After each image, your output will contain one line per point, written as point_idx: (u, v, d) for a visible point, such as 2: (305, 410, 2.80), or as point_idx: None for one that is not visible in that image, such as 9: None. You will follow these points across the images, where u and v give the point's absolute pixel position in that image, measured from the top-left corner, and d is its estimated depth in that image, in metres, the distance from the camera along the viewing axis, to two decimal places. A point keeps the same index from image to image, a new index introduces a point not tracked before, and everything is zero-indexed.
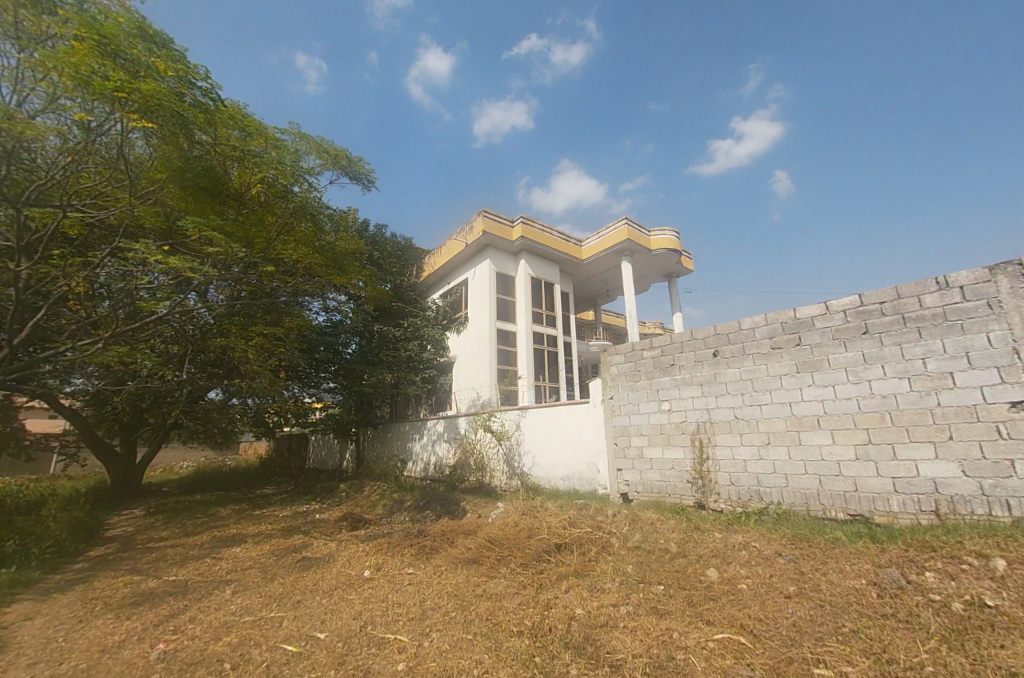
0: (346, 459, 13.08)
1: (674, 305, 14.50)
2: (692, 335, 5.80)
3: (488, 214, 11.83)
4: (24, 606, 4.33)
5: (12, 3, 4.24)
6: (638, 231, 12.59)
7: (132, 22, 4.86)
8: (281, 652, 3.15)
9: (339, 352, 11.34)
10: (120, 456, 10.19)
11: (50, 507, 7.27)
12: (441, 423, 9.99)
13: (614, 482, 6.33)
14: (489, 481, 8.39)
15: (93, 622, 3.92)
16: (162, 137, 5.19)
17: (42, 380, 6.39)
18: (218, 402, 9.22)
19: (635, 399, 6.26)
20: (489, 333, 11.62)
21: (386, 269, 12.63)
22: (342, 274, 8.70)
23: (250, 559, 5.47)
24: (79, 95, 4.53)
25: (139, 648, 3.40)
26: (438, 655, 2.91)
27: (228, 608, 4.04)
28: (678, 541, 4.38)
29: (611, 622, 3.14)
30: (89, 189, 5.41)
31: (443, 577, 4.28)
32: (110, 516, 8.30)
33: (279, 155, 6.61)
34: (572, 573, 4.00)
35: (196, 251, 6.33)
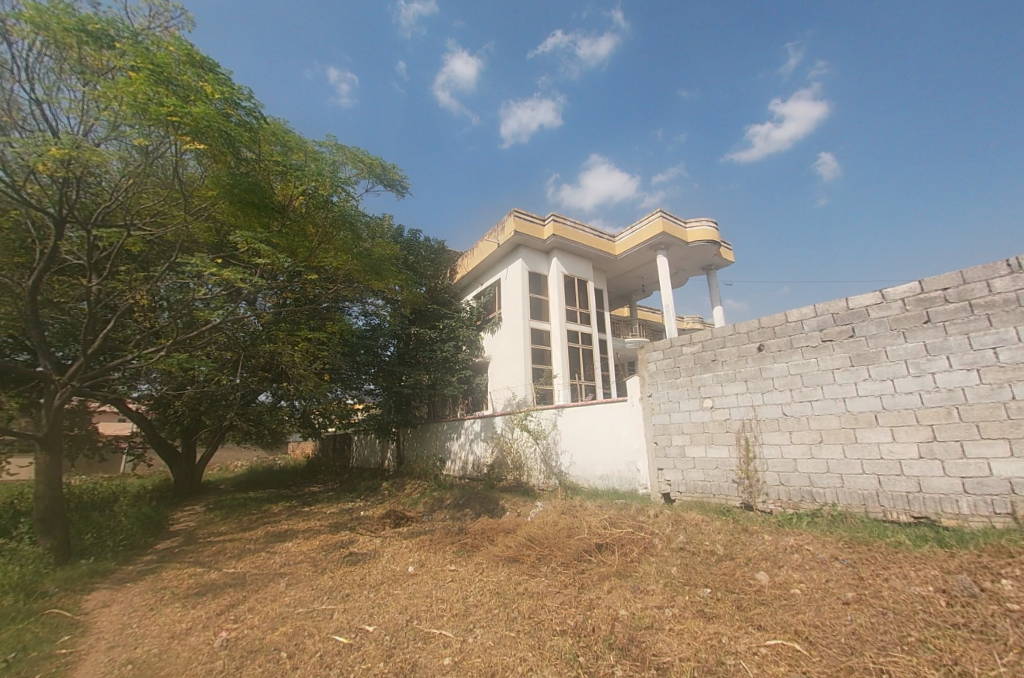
0: (388, 458, 13.51)
1: (713, 298, 14.03)
2: (735, 329, 5.60)
3: (519, 214, 11.87)
4: (102, 594, 4.74)
5: (77, 42, 4.62)
6: (673, 224, 12.26)
7: (182, 50, 5.15)
8: (334, 643, 3.30)
9: (379, 354, 11.65)
10: (182, 456, 10.92)
11: (122, 503, 7.89)
12: (478, 423, 10.09)
13: (654, 482, 6.21)
14: (527, 480, 8.41)
15: (162, 610, 4.23)
16: (212, 157, 5.51)
17: (113, 385, 6.93)
18: (269, 404, 9.65)
19: (675, 396, 6.10)
20: (523, 333, 11.65)
21: (422, 273, 12.92)
22: (380, 279, 8.97)
23: (301, 553, 5.74)
24: (137, 121, 4.83)
25: (204, 635, 3.65)
26: (483, 651, 2.95)
27: (282, 600, 4.26)
28: (724, 543, 4.25)
29: (656, 624, 3.09)
30: (149, 209, 5.86)
31: (484, 575, 4.33)
32: (175, 512, 8.92)
33: (318, 167, 6.83)
34: (614, 573, 3.95)
35: (246, 263, 6.70)
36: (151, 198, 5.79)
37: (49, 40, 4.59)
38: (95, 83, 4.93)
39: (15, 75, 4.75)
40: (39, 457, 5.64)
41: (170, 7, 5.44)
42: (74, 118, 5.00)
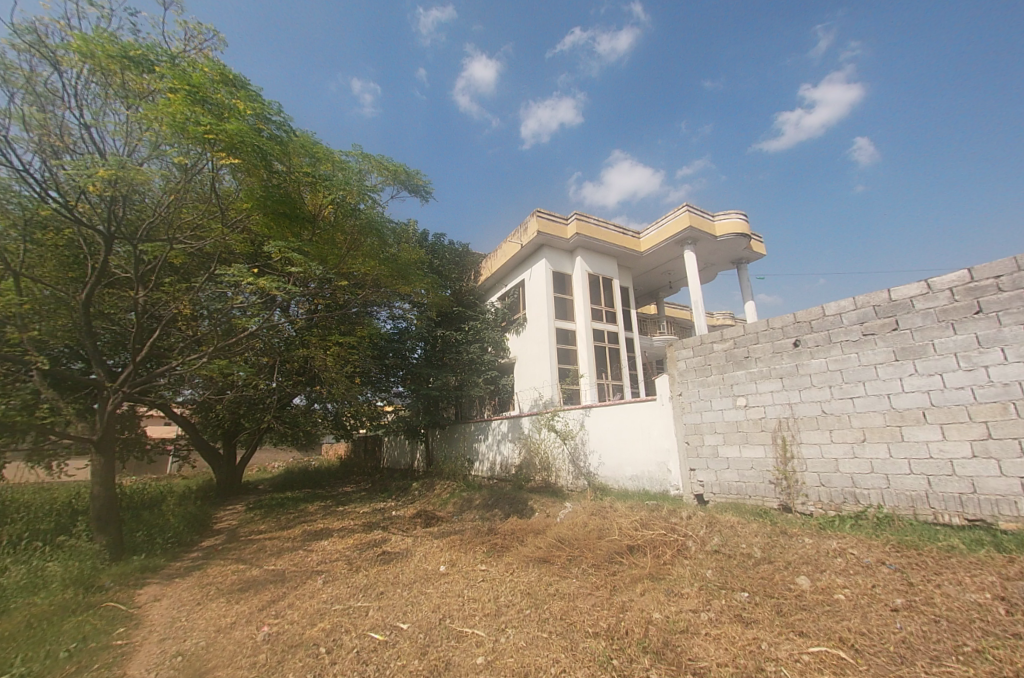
0: (417, 459, 13.75)
1: (744, 292, 13.62)
2: (769, 325, 5.42)
3: (542, 214, 11.86)
4: (153, 589, 5.02)
5: (120, 68, 4.89)
6: (701, 217, 11.97)
7: (216, 70, 5.37)
8: (370, 640, 3.38)
9: (406, 357, 11.93)
10: (223, 458, 11.44)
11: (169, 503, 8.33)
12: (505, 423, 10.13)
13: (687, 483, 6.07)
14: (555, 481, 8.38)
15: (209, 605, 4.44)
16: (246, 171, 5.72)
17: (159, 391, 7.31)
18: (303, 407, 10.01)
19: (706, 395, 5.96)
20: (548, 333, 11.63)
21: (447, 276, 13.07)
22: (407, 283, 9.13)
23: (337, 551, 5.92)
24: (177, 140, 5.08)
25: (247, 629, 3.81)
26: (515, 651, 2.97)
27: (320, 596, 4.40)
28: (762, 546, 4.11)
29: (691, 628, 3.02)
30: (190, 224, 6.16)
31: (514, 575, 4.35)
32: (219, 511, 9.35)
33: (345, 176, 7.00)
34: (646, 576, 3.90)
35: (280, 271, 6.96)
36: (191, 213, 6.09)
37: (96, 68, 4.90)
38: (137, 106, 5.23)
39: (67, 103, 5.09)
40: (95, 459, 6.02)
41: (203, 30, 5.70)
42: (119, 141, 5.32)
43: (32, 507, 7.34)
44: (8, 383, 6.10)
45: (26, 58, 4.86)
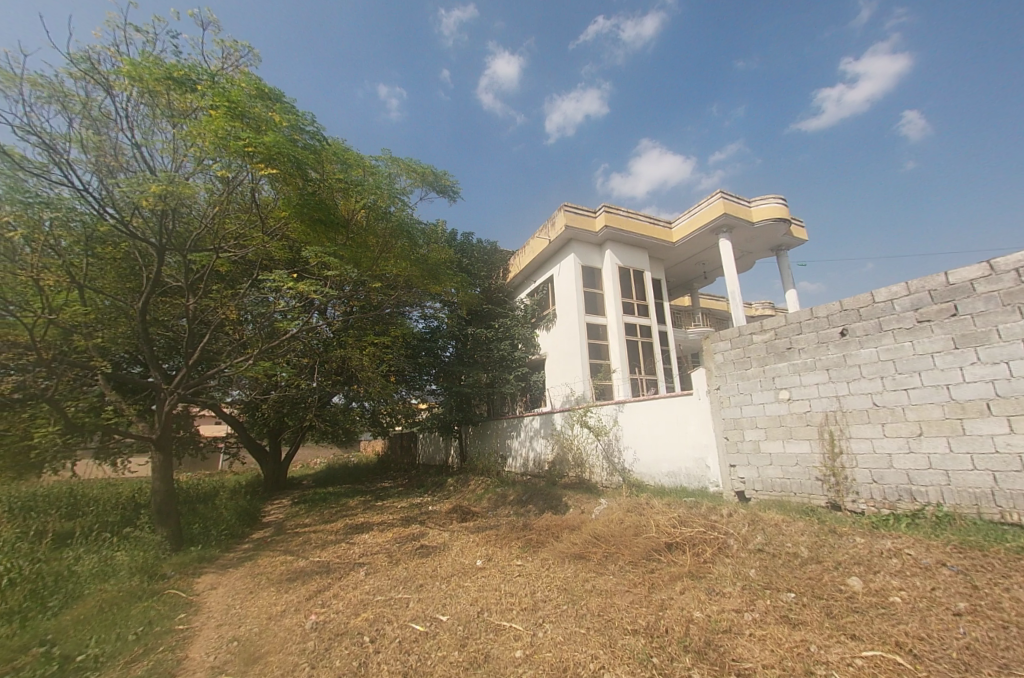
0: (452, 455, 14.01)
1: (785, 280, 13.03)
2: (813, 314, 5.17)
3: (569, 208, 11.76)
4: (211, 577, 5.37)
5: (166, 89, 5.19)
6: (736, 203, 11.52)
7: (253, 85, 5.61)
8: (411, 630, 3.49)
9: (438, 355, 12.14)
10: (269, 454, 12.03)
11: (222, 497, 8.84)
12: (538, 420, 10.14)
13: (727, 480, 5.90)
14: (589, 477, 8.34)
15: (260, 593, 4.71)
16: (283, 180, 5.96)
17: (210, 392, 7.76)
18: (342, 406, 10.37)
19: (746, 389, 5.76)
20: (579, 328, 11.53)
21: (476, 275, 13.18)
22: (437, 282, 9.29)
23: (377, 544, 6.13)
24: (219, 154, 5.34)
25: (297, 617, 4.01)
26: (553, 646, 2.99)
27: (362, 587, 4.57)
28: (809, 545, 3.94)
29: (735, 628, 2.95)
30: (233, 233, 6.50)
31: (550, 571, 4.37)
32: (267, 505, 9.87)
33: (376, 180, 7.19)
34: (686, 574, 3.82)
35: (317, 276, 7.23)
36: (234, 222, 6.42)
37: (144, 90, 5.21)
38: (182, 124, 5.54)
39: (120, 125, 5.45)
40: (154, 456, 6.46)
41: (239, 48, 5.96)
42: (167, 157, 5.65)
43: (102, 500, 7.98)
44: (78, 387, 6.64)
45: (82, 85, 5.23)
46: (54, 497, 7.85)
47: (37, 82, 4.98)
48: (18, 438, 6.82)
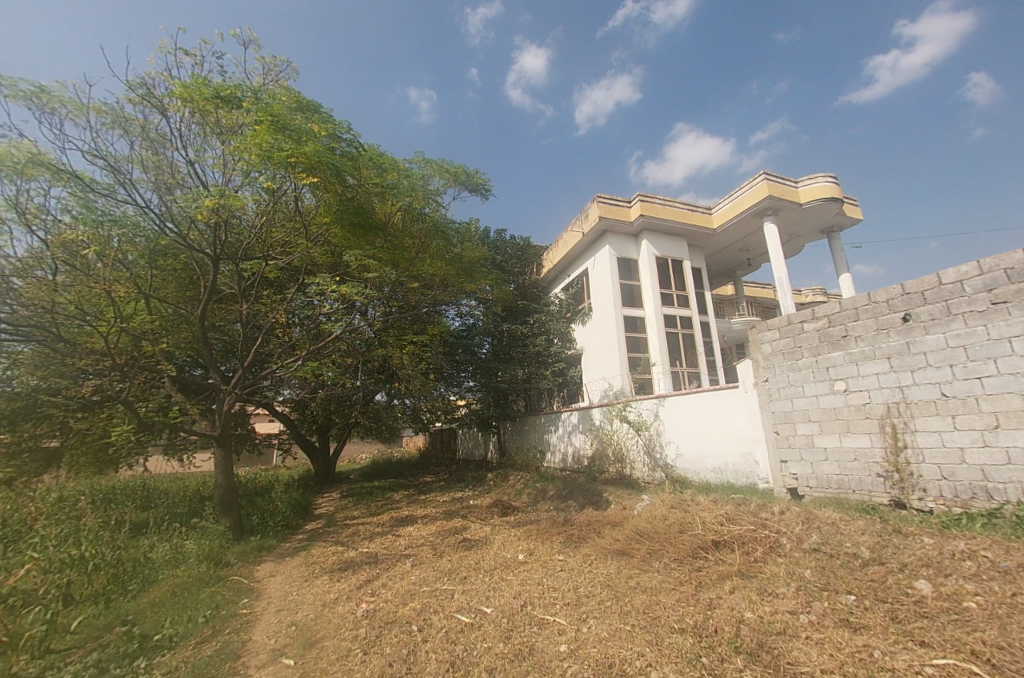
0: (491, 449, 14.21)
1: (837, 264, 12.25)
2: (870, 299, 4.84)
3: (603, 199, 11.56)
4: (270, 566, 5.72)
5: (215, 108, 5.50)
6: (782, 185, 10.93)
7: (292, 99, 5.85)
8: (457, 621, 3.58)
9: (475, 352, 12.13)
10: (319, 450, 12.62)
11: (277, 490, 9.38)
12: (576, 415, 10.09)
13: (778, 476, 5.64)
14: (630, 472, 8.21)
15: (315, 581, 4.98)
16: (323, 188, 6.20)
17: (264, 392, 8.22)
18: (384, 403, 10.72)
19: (797, 380, 5.48)
20: (616, 321, 11.33)
21: (510, 271, 13.23)
22: (472, 280, 9.39)
23: (422, 537, 6.32)
24: (265, 166, 5.61)
25: (349, 605, 4.21)
26: (599, 642, 2.98)
27: (409, 578, 4.74)
28: (871, 545, 3.71)
29: (790, 631, 2.83)
30: (279, 241, 6.83)
31: (593, 566, 4.36)
32: (318, 498, 10.38)
33: (411, 183, 7.34)
34: (735, 573, 3.71)
35: (358, 278, 7.47)
36: (280, 231, 6.75)
37: (195, 110, 5.54)
38: (230, 139, 5.87)
39: (175, 144, 5.84)
40: (216, 451, 6.93)
41: (278, 62, 6.23)
42: (218, 172, 6.00)
43: (172, 493, 8.67)
44: (148, 389, 7.22)
45: (140, 109, 5.63)
46: (131, 490, 8.58)
47: (103, 110, 5.41)
48: (99, 436, 7.51)
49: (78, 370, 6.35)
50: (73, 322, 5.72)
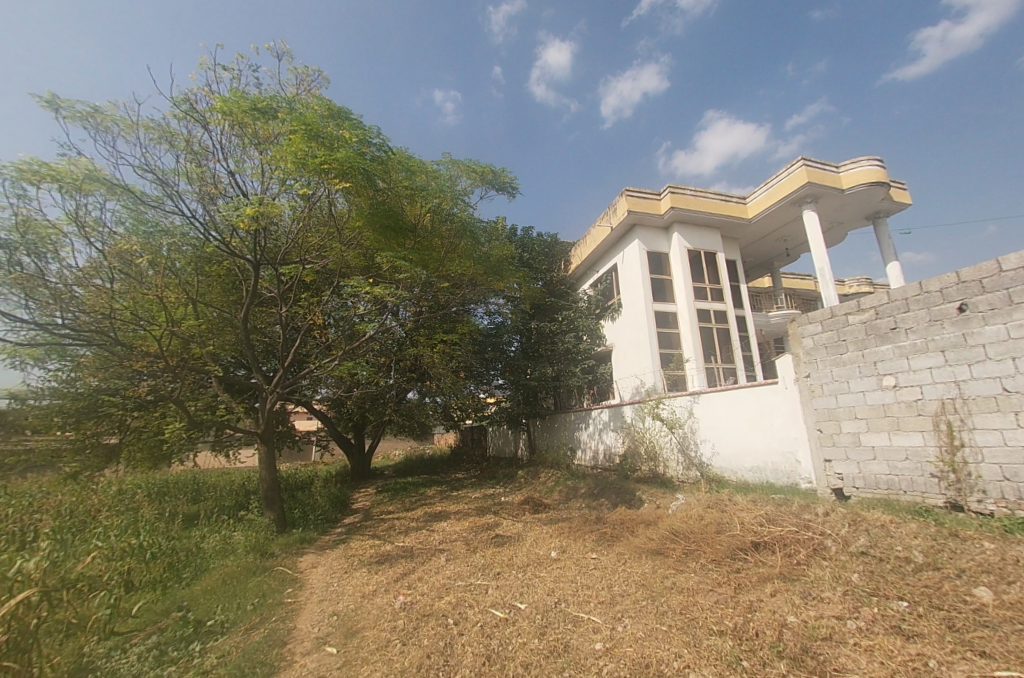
0: (521, 447, 14.27)
1: (885, 251, 11.58)
2: (922, 289, 4.57)
3: (631, 192, 11.36)
4: (312, 557, 5.97)
5: (253, 119, 5.75)
6: (822, 170, 10.43)
7: (324, 107, 6.03)
8: (492, 616, 3.64)
9: (504, 350, 12.26)
10: (354, 446, 13.03)
11: (316, 485, 9.76)
12: (606, 412, 10.00)
13: (821, 476, 5.42)
14: (663, 471, 8.08)
15: (354, 573, 5.16)
16: (356, 193, 6.38)
17: (303, 391, 8.55)
18: (416, 401, 10.94)
19: (842, 376, 5.24)
20: (646, 317, 11.14)
21: (538, 268, 13.22)
22: (501, 278, 9.45)
23: (455, 532, 6.43)
24: (300, 173, 5.82)
25: (387, 597, 4.34)
26: (634, 641, 2.97)
27: (444, 572, 4.84)
28: (924, 549, 3.52)
29: (836, 636, 2.73)
30: (315, 245, 7.07)
31: (627, 565, 4.32)
32: (355, 493, 10.73)
33: (439, 184, 7.44)
34: (776, 576, 3.61)
35: (389, 279, 7.64)
36: (315, 235, 6.98)
37: (234, 123, 5.80)
38: (267, 149, 6.11)
39: (217, 156, 6.12)
40: (260, 447, 7.28)
41: (310, 72, 6.43)
42: (257, 181, 6.26)
43: (220, 487, 9.17)
44: (197, 389, 7.65)
45: (184, 124, 5.93)
46: (183, 484, 9.12)
47: (151, 126, 5.74)
48: (154, 433, 8.02)
49: (134, 372, 6.80)
50: (129, 327, 6.12)
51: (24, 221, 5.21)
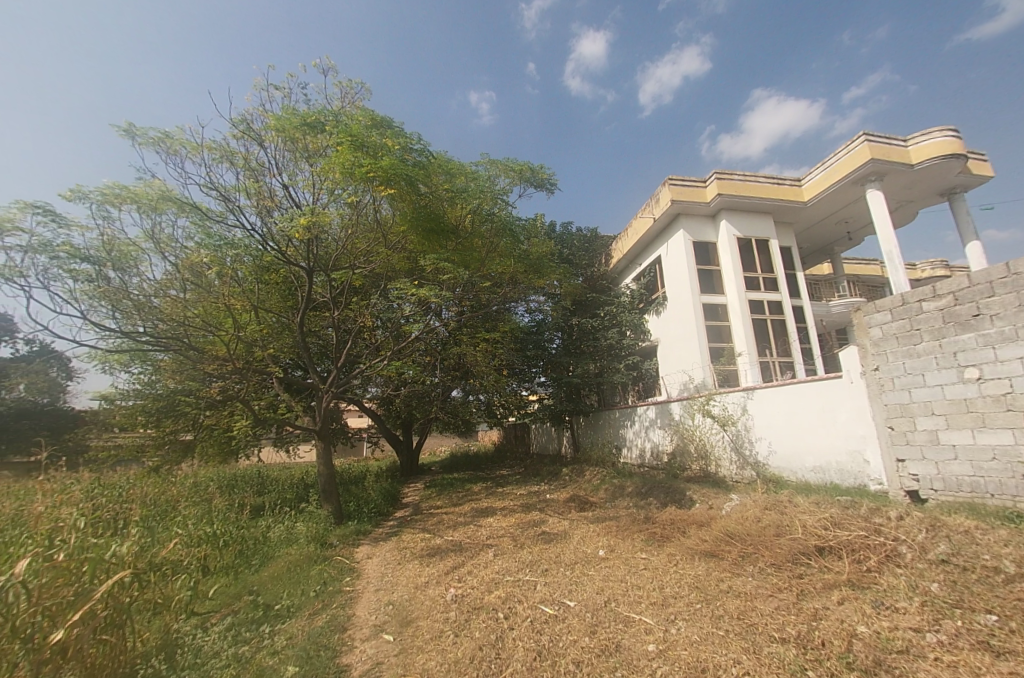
0: (565, 444, 14.22)
1: (964, 230, 10.52)
2: (1010, 270, 4.12)
3: (674, 181, 10.99)
4: (367, 548, 6.27)
5: (304, 134, 6.07)
6: (887, 145, 9.61)
7: (367, 117, 6.26)
8: (541, 612, 3.67)
9: (546, 347, 12.25)
10: (403, 443, 13.50)
11: (368, 480, 10.20)
12: (653, 409, 9.77)
13: (894, 477, 5.04)
14: (715, 470, 7.78)
15: (407, 565, 5.37)
16: (399, 198, 6.58)
17: (354, 390, 8.95)
18: (460, 399, 11.16)
19: (915, 368, 4.83)
20: (693, 310, 10.75)
21: (578, 264, 13.07)
22: (541, 275, 9.45)
23: (502, 528, 6.53)
24: (347, 182, 6.08)
25: (439, 589, 4.48)
26: (689, 645, 2.90)
27: (493, 567, 4.94)
28: (1017, 559, 3.20)
29: (914, 650, 2.55)
30: (363, 251, 7.37)
31: (679, 567, 4.22)
32: (404, 488, 11.12)
33: (478, 184, 7.53)
34: (843, 583, 3.40)
35: (433, 281, 7.83)
36: (363, 241, 7.27)
37: (287, 139, 6.15)
38: (316, 161, 6.42)
39: (272, 171, 6.51)
40: (318, 444, 7.70)
41: (353, 85, 6.69)
42: (308, 192, 6.60)
43: (282, 481, 9.79)
44: (260, 389, 8.20)
45: (243, 143, 6.35)
46: (249, 477, 9.83)
47: (213, 147, 6.19)
48: (224, 430, 8.68)
49: (205, 374, 7.39)
50: (200, 333, 6.67)
51: (109, 241, 5.75)
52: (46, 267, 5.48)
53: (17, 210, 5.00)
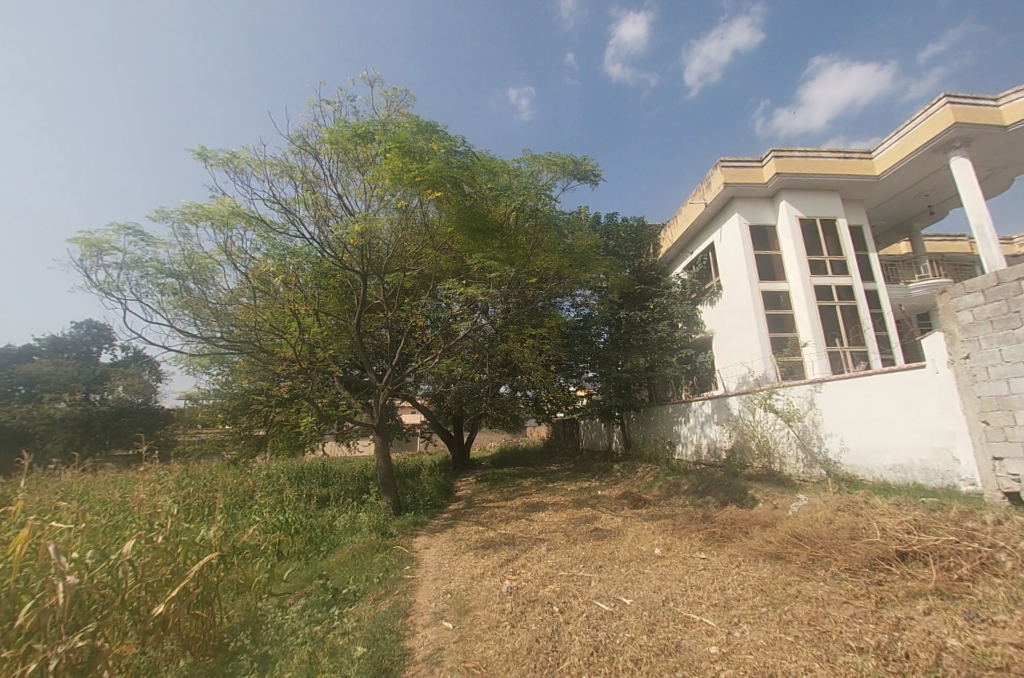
0: (616, 439, 13.99)
1: None
2: None
3: (726, 163, 10.44)
4: (424, 539, 6.53)
5: (355, 144, 6.36)
6: (975, 105, 8.57)
7: (412, 123, 6.44)
8: (597, 607, 3.68)
9: (593, 342, 12.13)
10: (454, 438, 13.87)
11: (423, 474, 10.58)
12: (709, 404, 9.39)
13: (990, 477, 4.54)
14: (779, 467, 7.37)
15: (462, 556, 5.55)
16: (446, 200, 6.74)
17: (408, 388, 9.31)
18: (509, 395, 11.28)
19: (1014, 355, 4.31)
20: (750, 298, 10.19)
21: (625, 255, 12.75)
22: (586, 269, 9.34)
23: (555, 523, 6.56)
24: (396, 187, 6.32)
25: (494, 581, 4.60)
26: (755, 649, 2.80)
27: (546, 561, 5.00)
28: None
29: (1015, 667, 2.32)
30: (413, 253, 7.63)
31: (742, 568, 4.06)
32: (457, 482, 11.43)
33: (522, 181, 7.54)
34: (929, 592, 3.13)
35: (479, 279, 7.95)
36: (413, 244, 7.52)
37: (339, 150, 6.46)
38: (366, 170, 6.69)
39: (327, 182, 6.87)
40: (376, 439, 8.10)
41: (398, 93, 6.91)
42: (360, 199, 6.91)
43: (344, 473, 10.39)
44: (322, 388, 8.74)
45: (300, 157, 6.75)
46: (314, 470, 10.51)
47: (274, 163, 6.64)
48: (291, 426, 9.35)
49: (274, 374, 7.98)
50: (269, 335, 7.23)
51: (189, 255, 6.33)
52: (139, 281, 6.13)
53: (112, 232, 5.62)
